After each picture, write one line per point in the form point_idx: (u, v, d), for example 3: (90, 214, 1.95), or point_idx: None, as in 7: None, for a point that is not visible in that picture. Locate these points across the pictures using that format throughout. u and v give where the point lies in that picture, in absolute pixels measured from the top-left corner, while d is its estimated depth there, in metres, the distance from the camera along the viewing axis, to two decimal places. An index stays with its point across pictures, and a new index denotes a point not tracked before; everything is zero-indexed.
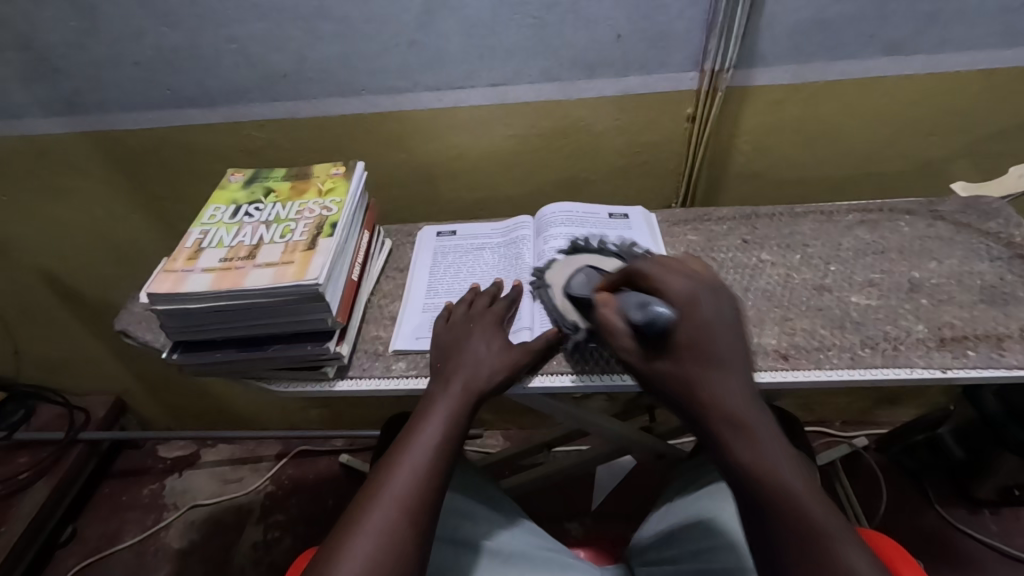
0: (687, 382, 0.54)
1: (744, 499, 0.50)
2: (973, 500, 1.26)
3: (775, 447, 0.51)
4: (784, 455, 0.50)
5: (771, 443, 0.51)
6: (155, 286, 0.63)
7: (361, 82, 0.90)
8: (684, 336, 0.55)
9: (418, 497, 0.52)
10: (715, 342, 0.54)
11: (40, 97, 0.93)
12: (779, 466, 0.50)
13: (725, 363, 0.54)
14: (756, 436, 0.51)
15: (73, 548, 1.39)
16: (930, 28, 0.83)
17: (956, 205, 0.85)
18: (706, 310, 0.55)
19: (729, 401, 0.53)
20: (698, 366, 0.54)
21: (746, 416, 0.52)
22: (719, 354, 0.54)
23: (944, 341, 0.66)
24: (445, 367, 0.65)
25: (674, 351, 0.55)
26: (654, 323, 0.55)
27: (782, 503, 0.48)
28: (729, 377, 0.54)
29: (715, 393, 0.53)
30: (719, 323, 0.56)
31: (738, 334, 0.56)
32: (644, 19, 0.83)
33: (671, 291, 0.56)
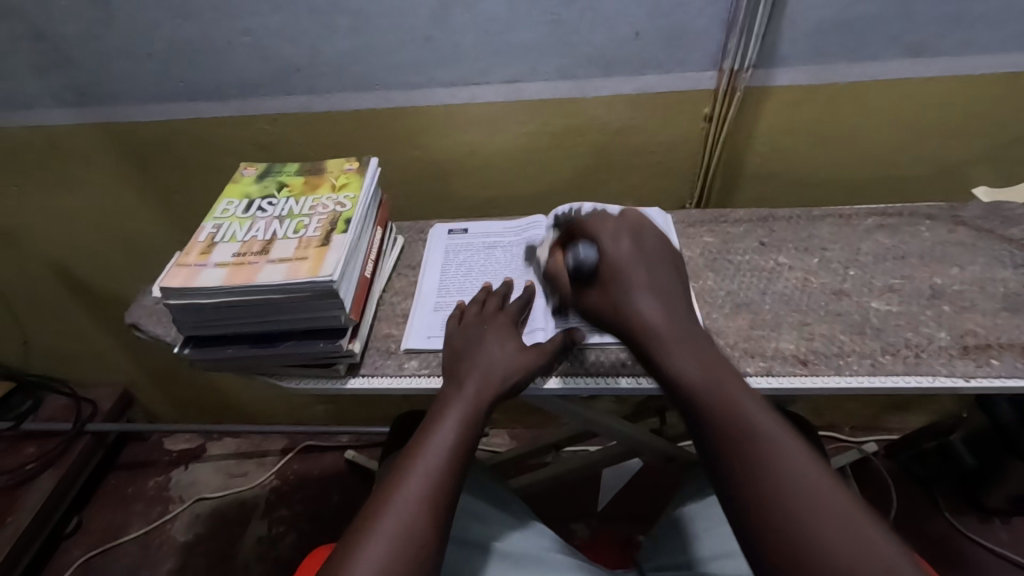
0: (613, 304, 0.58)
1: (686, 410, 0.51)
2: (984, 508, 1.24)
3: (716, 364, 0.52)
4: (723, 369, 0.51)
5: (708, 358, 0.52)
6: (168, 280, 0.62)
7: (375, 77, 0.89)
8: (608, 267, 0.59)
9: (432, 501, 0.52)
10: (634, 266, 0.58)
11: (52, 88, 0.93)
12: (716, 379, 0.50)
13: (649, 285, 0.57)
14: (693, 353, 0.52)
15: (79, 539, 1.39)
16: (955, 30, 0.81)
17: (978, 211, 0.83)
18: (624, 241, 0.60)
19: (654, 319, 0.55)
20: (619, 288, 0.57)
21: (681, 336, 0.54)
22: (644, 280, 0.58)
23: (966, 349, 0.65)
24: (457, 368, 0.64)
25: (599, 279, 0.59)
26: (582, 264, 0.60)
27: (714, 405, 0.49)
28: (653, 298, 0.56)
29: (641, 311, 0.56)
30: (646, 257, 0.59)
31: (666, 266, 0.60)
32: (663, 17, 0.82)
33: (597, 233, 0.61)
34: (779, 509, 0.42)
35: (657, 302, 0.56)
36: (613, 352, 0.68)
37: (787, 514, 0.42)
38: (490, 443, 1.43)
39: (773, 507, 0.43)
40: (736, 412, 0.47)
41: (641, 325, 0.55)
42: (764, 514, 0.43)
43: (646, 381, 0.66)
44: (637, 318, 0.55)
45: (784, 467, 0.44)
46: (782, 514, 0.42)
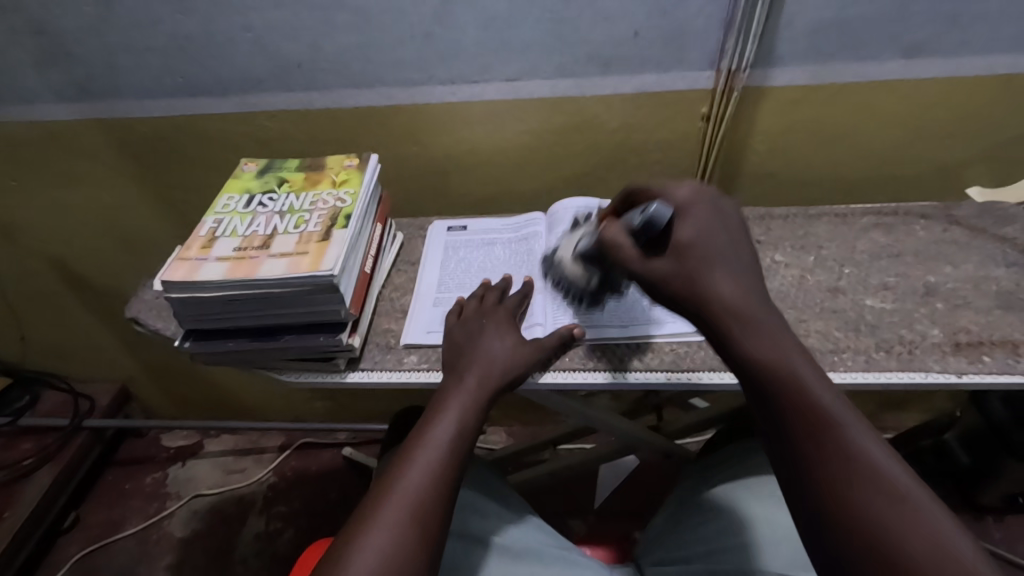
0: (683, 281, 0.52)
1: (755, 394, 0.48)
2: (977, 506, 1.26)
3: (793, 351, 0.48)
4: (815, 376, 0.47)
5: (796, 358, 0.48)
6: (170, 274, 0.63)
7: (375, 74, 0.90)
8: (686, 234, 0.53)
9: (433, 492, 0.52)
10: (710, 243, 0.53)
11: (53, 82, 0.93)
12: (809, 386, 0.46)
13: (728, 263, 0.52)
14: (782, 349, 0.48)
15: (76, 534, 1.39)
16: (950, 31, 0.82)
17: (972, 210, 0.84)
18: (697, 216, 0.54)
19: (732, 299, 0.50)
20: (700, 263, 0.52)
21: (765, 327, 0.49)
22: (722, 258, 0.52)
23: (960, 346, 0.66)
24: (458, 362, 0.64)
25: (673, 248, 0.53)
26: (653, 220, 0.54)
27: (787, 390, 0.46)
28: (726, 274, 0.52)
29: (720, 292, 0.51)
30: (724, 231, 0.54)
31: (743, 245, 0.54)
32: (662, 16, 0.83)
33: (671, 197, 0.56)
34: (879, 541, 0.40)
35: (735, 284, 0.51)
36: (611, 348, 0.69)
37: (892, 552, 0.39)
38: (487, 440, 1.43)
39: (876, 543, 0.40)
40: (831, 432, 0.44)
41: (723, 311, 0.50)
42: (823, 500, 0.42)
43: (643, 376, 0.66)
44: (710, 296, 0.51)
45: (887, 500, 0.41)
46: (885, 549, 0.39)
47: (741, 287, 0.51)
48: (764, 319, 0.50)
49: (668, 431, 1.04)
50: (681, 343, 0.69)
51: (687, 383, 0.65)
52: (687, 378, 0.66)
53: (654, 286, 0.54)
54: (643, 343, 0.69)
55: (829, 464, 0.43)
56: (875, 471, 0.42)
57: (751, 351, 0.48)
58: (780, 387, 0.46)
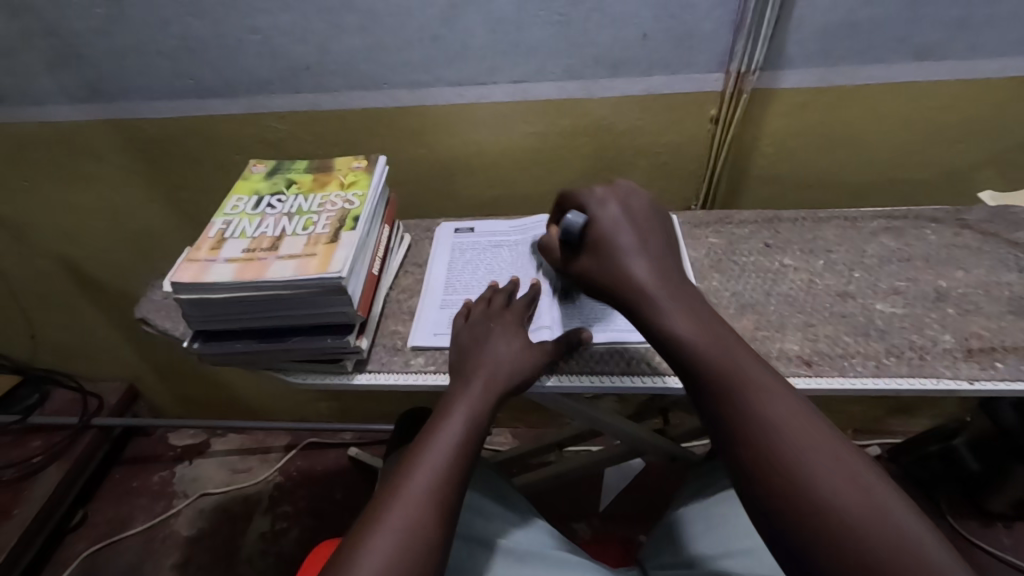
0: (601, 269, 0.59)
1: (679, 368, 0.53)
2: (986, 512, 1.24)
3: (712, 328, 0.53)
4: (732, 347, 0.51)
5: (713, 332, 0.53)
6: (179, 275, 0.63)
7: (384, 76, 0.90)
8: (596, 231, 0.61)
9: (439, 496, 0.52)
10: (618, 233, 0.60)
11: (64, 84, 0.94)
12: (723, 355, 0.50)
13: (640, 248, 0.59)
14: (698, 327, 0.53)
15: (84, 532, 1.40)
16: (961, 33, 0.82)
17: (983, 214, 0.83)
18: (608, 209, 0.62)
19: (642, 280, 0.57)
20: (613, 251, 0.59)
21: (677, 306, 0.55)
22: (633, 246, 0.59)
23: (971, 352, 0.65)
24: (464, 365, 0.64)
25: (589, 243, 0.61)
26: (569, 229, 0.62)
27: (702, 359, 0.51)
28: (640, 261, 0.58)
29: (633, 275, 0.57)
30: (633, 221, 0.61)
31: (657, 232, 0.62)
32: (671, 18, 0.83)
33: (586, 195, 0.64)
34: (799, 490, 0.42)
35: (648, 266, 0.58)
36: (619, 351, 0.69)
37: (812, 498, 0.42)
38: (492, 442, 1.43)
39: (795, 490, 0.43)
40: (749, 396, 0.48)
41: (640, 294, 0.56)
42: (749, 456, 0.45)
43: (651, 379, 0.66)
44: (625, 281, 0.57)
45: (802, 450, 0.44)
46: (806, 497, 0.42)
47: (654, 267, 0.58)
48: (678, 295, 0.56)
49: (674, 435, 1.04)
50: None
51: None
52: None
53: (583, 280, 0.62)
54: (651, 347, 0.69)
55: (748, 422, 0.46)
56: (793, 425, 0.45)
57: (672, 329, 0.53)
58: (699, 360, 0.51)
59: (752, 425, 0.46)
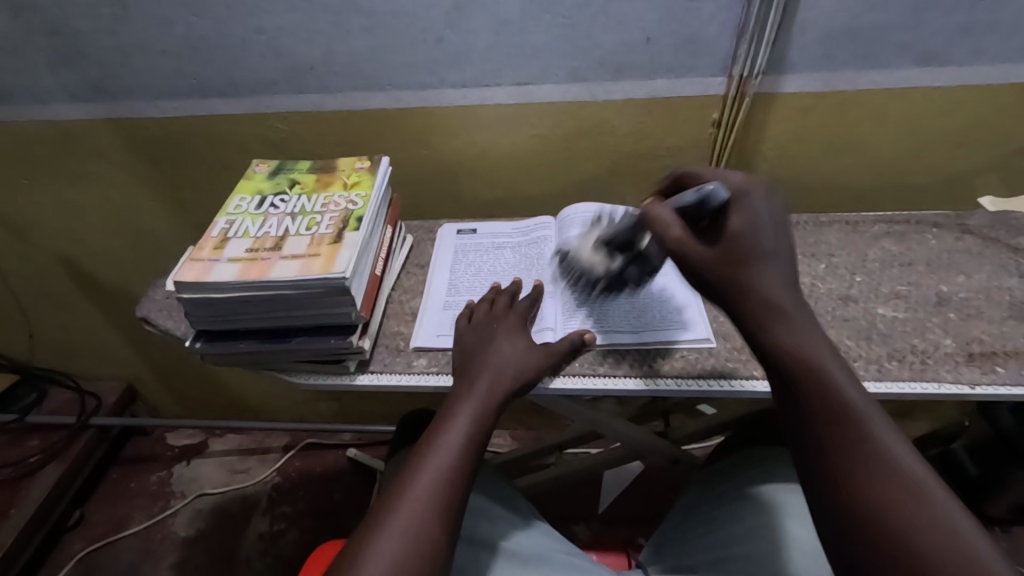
0: (729, 269, 0.53)
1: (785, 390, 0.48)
2: (984, 517, 1.24)
3: (829, 354, 0.48)
4: (846, 374, 0.47)
5: (833, 356, 0.48)
6: (182, 275, 0.63)
7: (388, 77, 0.90)
8: (736, 225, 0.54)
9: (444, 497, 0.52)
10: (764, 236, 0.54)
11: (67, 83, 0.94)
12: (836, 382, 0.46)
13: (775, 261, 0.53)
14: (812, 343, 0.49)
15: (81, 532, 1.40)
16: (964, 39, 0.82)
17: (984, 219, 0.84)
18: (754, 204, 0.55)
19: (773, 294, 0.51)
20: (747, 257, 0.53)
21: (800, 324, 0.50)
22: (772, 254, 0.53)
23: (973, 356, 0.65)
24: (469, 365, 0.64)
25: (722, 237, 0.54)
26: (711, 198, 0.55)
27: (812, 386, 0.47)
28: (774, 269, 0.52)
29: (761, 289, 0.51)
30: (773, 230, 0.54)
31: (792, 247, 0.54)
32: (675, 22, 0.83)
33: (727, 181, 0.58)
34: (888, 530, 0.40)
35: (779, 280, 0.52)
36: (622, 354, 0.69)
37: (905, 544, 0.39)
38: (492, 444, 1.43)
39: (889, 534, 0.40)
40: (857, 430, 0.44)
41: (760, 304, 0.51)
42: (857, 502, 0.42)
43: (653, 382, 0.66)
44: (751, 290, 0.52)
45: (893, 478, 0.42)
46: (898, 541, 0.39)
47: (785, 286, 0.52)
48: (805, 319, 0.50)
49: (675, 438, 1.04)
50: (691, 351, 0.69)
51: (697, 390, 0.65)
52: (696, 386, 0.66)
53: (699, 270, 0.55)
54: (653, 349, 0.69)
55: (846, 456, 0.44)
56: (899, 467, 0.42)
57: (783, 343, 0.49)
58: (806, 380, 0.47)
59: (852, 462, 0.43)
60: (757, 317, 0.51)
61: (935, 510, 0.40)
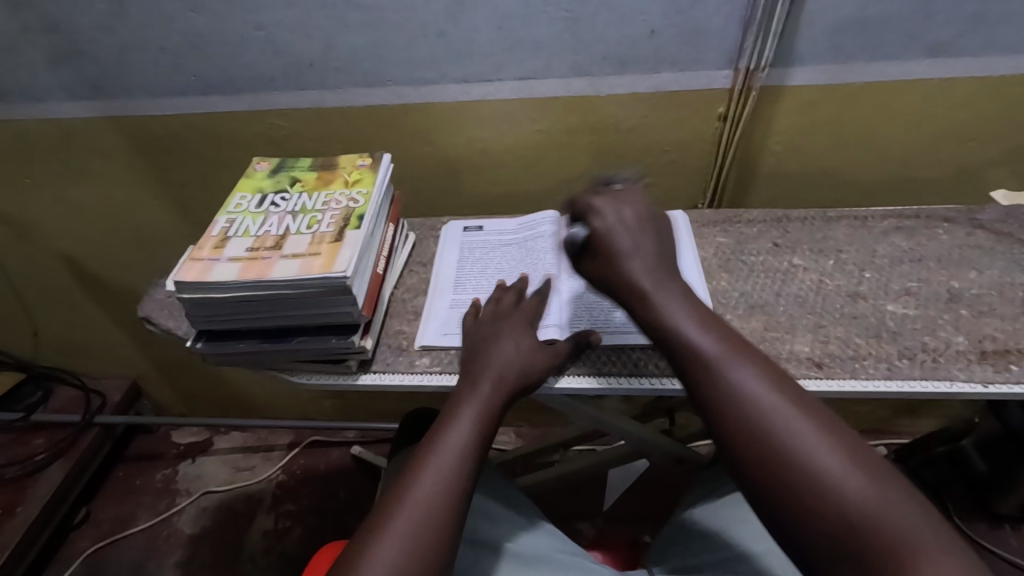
0: (602, 269, 0.59)
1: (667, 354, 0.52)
2: (994, 514, 1.23)
3: (695, 315, 0.52)
4: (721, 334, 0.50)
5: (705, 320, 0.52)
6: (182, 275, 0.62)
7: (389, 73, 0.89)
8: (596, 236, 0.60)
9: (446, 500, 0.51)
10: (621, 234, 0.59)
11: (66, 81, 0.93)
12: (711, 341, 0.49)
13: (638, 250, 0.58)
14: (688, 312, 0.53)
15: (86, 530, 1.40)
16: (975, 30, 0.81)
17: (996, 213, 0.82)
18: (607, 210, 0.61)
19: (637, 276, 0.56)
20: (614, 257, 0.58)
21: (671, 298, 0.54)
22: (634, 246, 0.58)
23: (985, 354, 0.64)
24: (475, 363, 0.63)
25: (591, 249, 0.60)
26: (574, 241, 0.62)
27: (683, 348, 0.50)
28: (637, 261, 0.57)
29: (630, 276, 0.56)
30: (633, 226, 0.60)
31: (656, 232, 0.60)
32: (680, 14, 0.81)
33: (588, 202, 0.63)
34: (774, 463, 0.42)
35: (644, 265, 0.57)
36: (628, 354, 0.68)
37: (791, 474, 0.42)
38: (497, 441, 1.43)
39: (778, 468, 0.42)
40: (739, 381, 0.46)
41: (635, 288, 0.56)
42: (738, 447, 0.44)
43: (659, 382, 0.65)
44: (622, 281, 0.57)
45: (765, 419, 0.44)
46: (784, 471, 0.42)
47: (655, 269, 0.56)
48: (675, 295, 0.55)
49: (680, 436, 1.03)
50: None
51: None
52: None
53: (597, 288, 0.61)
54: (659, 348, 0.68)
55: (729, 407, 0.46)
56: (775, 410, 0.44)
57: (662, 319, 0.53)
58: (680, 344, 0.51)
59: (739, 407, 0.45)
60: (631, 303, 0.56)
61: (818, 433, 0.43)
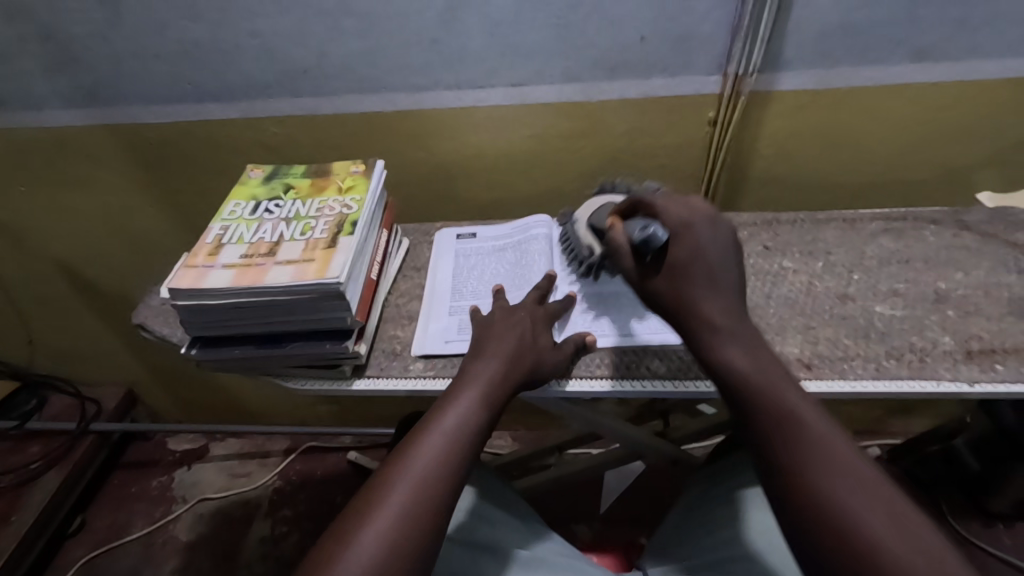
0: (676, 294, 0.57)
1: (734, 405, 0.52)
2: (987, 513, 1.24)
3: (771, 369, 0.51)
4: (789, 387, 0.50)
5: (774, 370, 0.51)
6: (176, 281, 0.63)
7: (382, 80, 0.90)
8: (679, 255, 0.57)
9: (439, 478, 0.51)
10: (706, 260, 0.56)
11: (61, 89, 0.93)
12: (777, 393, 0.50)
13: (717, 282, 0.56)
14: (763, 366, 0.52)
15: (82, 538, 1.40)
16: (960, 35, 0.82)
17: (982, 215, 0.83)
18: (695, 233, 0.58)
19: (716, 316, 0.54)
20: (695, 280, 0.56)
21: (740, 342, 0.53)
22: (716, 277, 0.56)
23: (971, 354, 0.65)
24: (479, 349, 0.63)
25: (668, 264, 0.58)
26: (652, 239, 0.58)
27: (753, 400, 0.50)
28: (716, 295, 0.55)
29: (705, 312, 0.55)
30: (720, 257, 0.57)
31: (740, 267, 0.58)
32: (669, 21, 0.83)
33: (671, 217, 0.60)
34: (845, 532, 0.42)
35: (722, 301, 0.55)
36: (618, 356, 0.69)
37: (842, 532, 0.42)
38: (493, 445, 1.43)
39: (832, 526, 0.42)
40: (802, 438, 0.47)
41: (705, 325, 0.55)
42: (809, 509, 0.44)
43: (651, 384, 0.66)
44: (697, 315, 0.55)
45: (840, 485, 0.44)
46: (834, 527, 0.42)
47: (733, 310, 0.55)
48: (749, 339, 0.54)
49: (675, 437, 1.04)
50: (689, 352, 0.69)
51: (696, 392, 0.65)
52: (694, 387, 0.65)
53: (654, 302, 0.59)
54: (651, 350, 0.69)
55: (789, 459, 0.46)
56: (850, 477, 0.44)
57: (731, 365, 0.52)
58: (753, 396, 0.50)
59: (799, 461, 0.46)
60: (702, 340, 0.54)
61: (893, 510, 0.42)
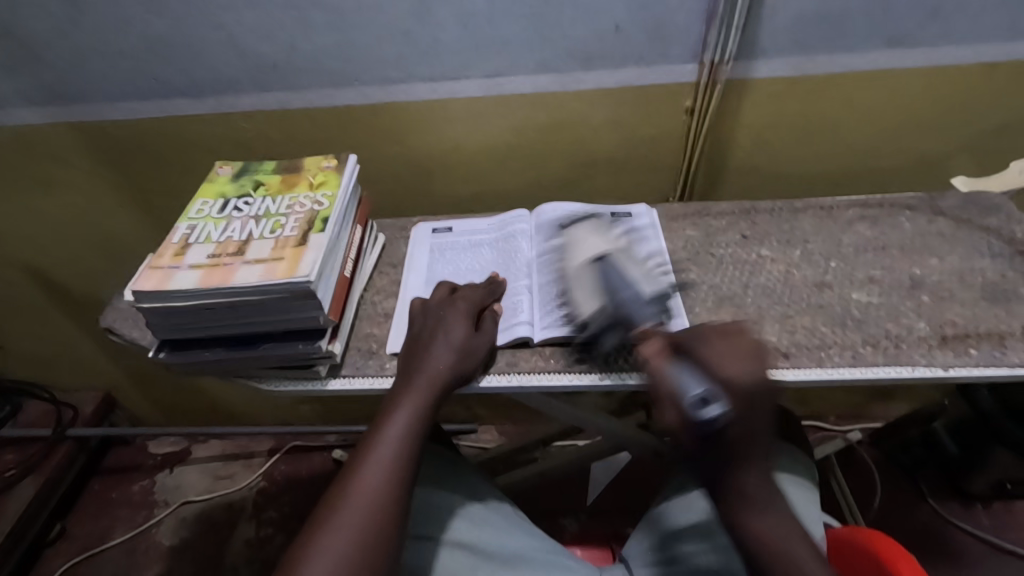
0: (714, 466, 0.55)
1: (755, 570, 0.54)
2: (965, 494, 1.25)
3: (793, 538, 0.54)
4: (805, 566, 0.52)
5: (798, 551, 0.53)
6: (140, 284, 0.61)
7: (354, 73, 0.88)
8: (733, 431, 0.53)
9: (382, 501, 0.54)
10: (752, 435, 0.54)
11: (21, 86, 0.90)
12: (785, 569, 0.52)
13: (752, 459, 0.55)
14: (780, 539, 0.54)
15: (61, 546, 1.37)
16: (933, 21, 0.82)
17: (956, 201, 0.84)
18: (737, 409, 0.53)
19: (744, 485, 0.55)
20: (731, 458, 0.54)
21: (762, 513, 0.55)
22: (752, 454, 0.55)
23: (946, 340, 0.65)
24: (411, 358, 0.65)
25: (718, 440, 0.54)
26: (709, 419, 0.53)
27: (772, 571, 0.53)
28: (752, 470, 0.55)
29: (736, 482, 0.55)
30: (755, 422, 0.54)
31: (765, 429, 0.55)
32: (643, 9, 0.82)
33: (720, 376, 0.55)
34: None
35: (756, 477, 0.55)
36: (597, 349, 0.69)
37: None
38: (479, 440, 1.43)
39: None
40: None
41: (736, 495, 0.55)
42: None
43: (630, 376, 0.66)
44: (731, 486, 0.55)
45: None
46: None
47: (762, 481, 0.55)
48: (770, 506, 0.55)
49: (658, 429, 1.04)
50: None
51: None
52: None
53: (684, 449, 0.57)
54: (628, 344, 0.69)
55: None
56: None
57: (754, 533, 0.54)
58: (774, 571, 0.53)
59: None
60: (730, 504, 0.55)
61: None
